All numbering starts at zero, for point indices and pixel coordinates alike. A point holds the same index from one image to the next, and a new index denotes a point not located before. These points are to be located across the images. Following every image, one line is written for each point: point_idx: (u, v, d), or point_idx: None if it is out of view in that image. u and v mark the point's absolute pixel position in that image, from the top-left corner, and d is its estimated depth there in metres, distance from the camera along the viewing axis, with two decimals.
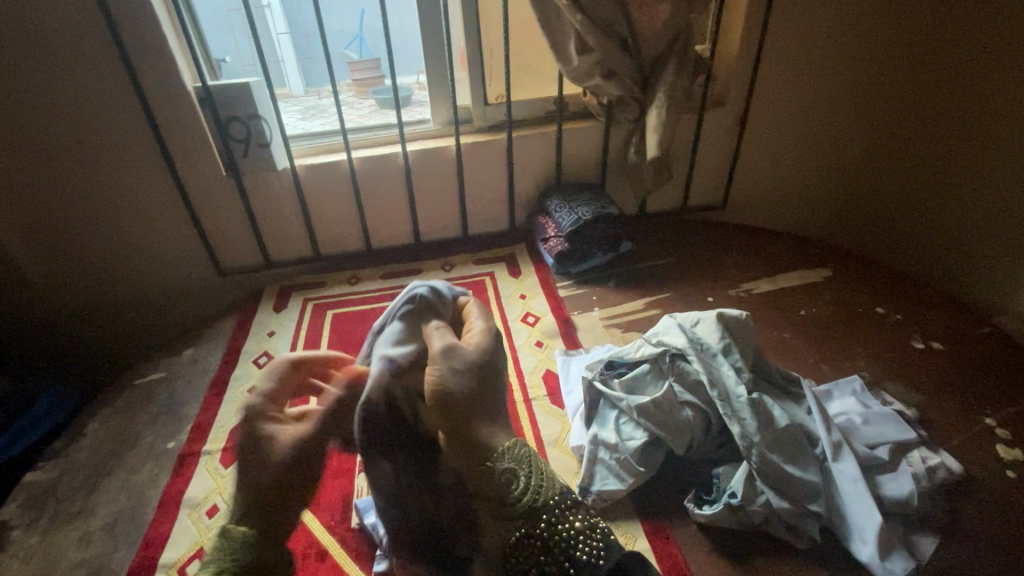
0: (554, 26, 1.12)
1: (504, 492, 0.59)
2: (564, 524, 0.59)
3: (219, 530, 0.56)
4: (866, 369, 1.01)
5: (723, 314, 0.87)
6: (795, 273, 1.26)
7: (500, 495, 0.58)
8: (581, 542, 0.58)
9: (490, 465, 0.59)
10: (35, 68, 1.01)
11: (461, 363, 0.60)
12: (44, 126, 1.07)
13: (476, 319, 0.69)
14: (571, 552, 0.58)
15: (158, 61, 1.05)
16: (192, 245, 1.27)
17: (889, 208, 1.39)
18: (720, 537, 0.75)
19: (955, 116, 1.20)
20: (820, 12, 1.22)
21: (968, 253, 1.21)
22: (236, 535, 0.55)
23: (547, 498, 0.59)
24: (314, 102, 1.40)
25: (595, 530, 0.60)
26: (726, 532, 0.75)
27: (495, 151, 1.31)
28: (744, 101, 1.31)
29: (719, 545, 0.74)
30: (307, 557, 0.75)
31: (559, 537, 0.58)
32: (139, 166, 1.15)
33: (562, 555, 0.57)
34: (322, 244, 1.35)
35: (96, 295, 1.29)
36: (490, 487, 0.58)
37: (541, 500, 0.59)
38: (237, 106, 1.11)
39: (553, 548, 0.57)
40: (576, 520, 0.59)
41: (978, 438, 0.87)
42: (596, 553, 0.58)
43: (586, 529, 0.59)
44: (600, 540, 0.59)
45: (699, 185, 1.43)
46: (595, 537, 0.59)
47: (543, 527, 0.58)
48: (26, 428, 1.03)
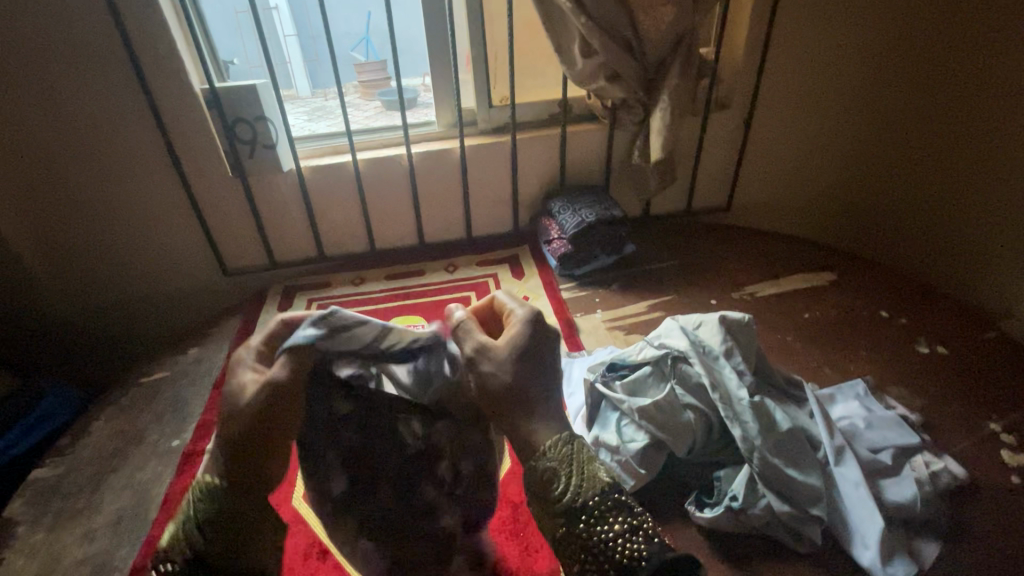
0: (558, 28, 1.13)
1: (547, 491, 0.54)
2: (602, 526, 0.53)
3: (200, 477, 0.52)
4: (871, 373, 1.00)
5: (726, 317, 0.86)
6: (799, 276, 1.25)
7: (544, 491, 0.54)
8: (621, 544, 0.52)
9: (533, 464, 0.55)
10: (45, 70, 1.03)
11: (492, 367, 0.56)
12: (53, 127, 1.08)
13: (514, 306, 0.61)
14: (609, 556, 0.53)
15: (166, 62, 1.06)
16: (198, 246, 1.28)
17: (892, 209, 1.38)
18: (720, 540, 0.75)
19: (961, 117, 1.19)
20: (824, 13, 1.22)
21: (973, 254, 1.21)
22: (203, 490, 0.51)
23: (586, 498, 0.53)
24: (321, 103, 1.42)
25: (637, 537, 0.53)
26: (727, 535, 0.75)
27: (499, 153, 1.31)
28: (748, 104, 1.31)
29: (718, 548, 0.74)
30: (308, 556, 0.76)
31: (597, 539, 0.53)
32: (146, 167, 1.16)
33: (602, 556, 0.53)
34: (327, 244, 1.36)
35: (103, 294, 1.30)
36: (531, 481, 0.55)
37: (582, 503, 0.53)
38: (243, 108, 1.12)
39: (593, 550, 0.53)
40: (616, 523, 0.53)
41: (983, 443, 0.87)
42: (636, 555, 0.52)
43: (626, 531, 0.53)
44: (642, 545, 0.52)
45: (704, 188, 1.43)
46: (638, 538, 0.53)
47: (584, 527, 0.53)
48: (33, 425, 1.04)
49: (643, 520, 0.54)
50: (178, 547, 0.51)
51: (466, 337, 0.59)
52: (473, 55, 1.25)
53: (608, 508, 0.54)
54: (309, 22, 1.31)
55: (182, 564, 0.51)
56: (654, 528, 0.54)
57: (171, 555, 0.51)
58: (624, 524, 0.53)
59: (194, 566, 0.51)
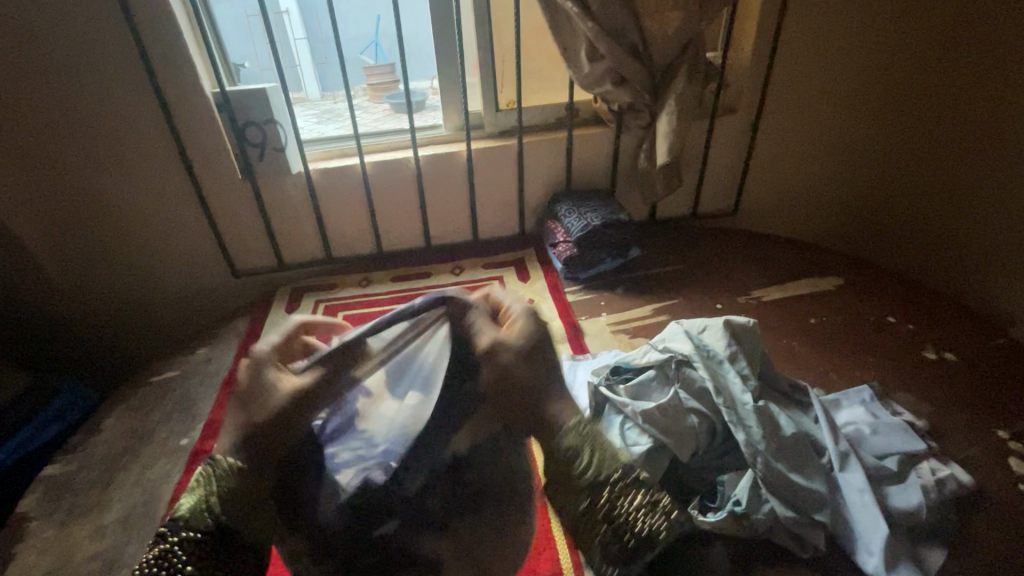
0: (564, 33, 1.14)
1: (569, 468, 0.53)
2: (625, 500, 0.52)
3: (206, 462, 0.50)
4: (877, 379, 1.00)
5: (731, 322, 0.87)
6: (805, 281, 1.25)
7: (567, 470, 0.53)
8: (642, 517, 0.52)
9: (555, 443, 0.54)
10: (61, 75, 1.05)
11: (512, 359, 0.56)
12: (67, 130, 1.10)
13: (513, 303, 0.62)
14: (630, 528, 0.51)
15: (179, 68, 1.08)
16: (208, 247, 1.30)
17: (901, 214, 1.37)
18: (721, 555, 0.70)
19: (972, 117, 1.18)
20: (837, 13, 1.21)
21: (982, 260, 1.20)
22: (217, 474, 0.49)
23: (610, 474, 0.52)
24: (331, 106, 1.44)
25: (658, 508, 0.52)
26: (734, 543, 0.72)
27: (506, 157, 1.32)
28: (755, 108, 1.31)
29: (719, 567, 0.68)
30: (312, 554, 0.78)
31: (621, 512, 0.52)
32: (158, 169, 1.18)
33: (624, 531, 0.51)
34: (334, 246, 1.37)
35: (115, 294, 1.32)
36: (552, 460, 0.54)
37: (602, 481, 0.52)
38: (253, 111, 1.13)
39: (615, 522, 0.51)
40: (636, 497, 0.52)
41: (991, 451, 0.86)
42: (656, 527, 0.52)
43: (647, 504, 0.52)
44: (660, 516, 0.52)
45: (710, 192, 1.43)
46: (657, 513, 0.52)
47: (605, 502, 0.52)
48: (46, 423, 1.06)
49: (659, 496, 0.53)
50: (195, 519, 0.48)
51: (482, 334, 0.59)
52: (480, 59, 1.26)
53: (629, 483, 0.52)
54: (319, 26, 1.32)
55: (197, 538, 0.48)
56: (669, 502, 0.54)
57: (186, 525, 0.48)
58: (647, 496, 0.53)
59: (211, 540, 0.48)
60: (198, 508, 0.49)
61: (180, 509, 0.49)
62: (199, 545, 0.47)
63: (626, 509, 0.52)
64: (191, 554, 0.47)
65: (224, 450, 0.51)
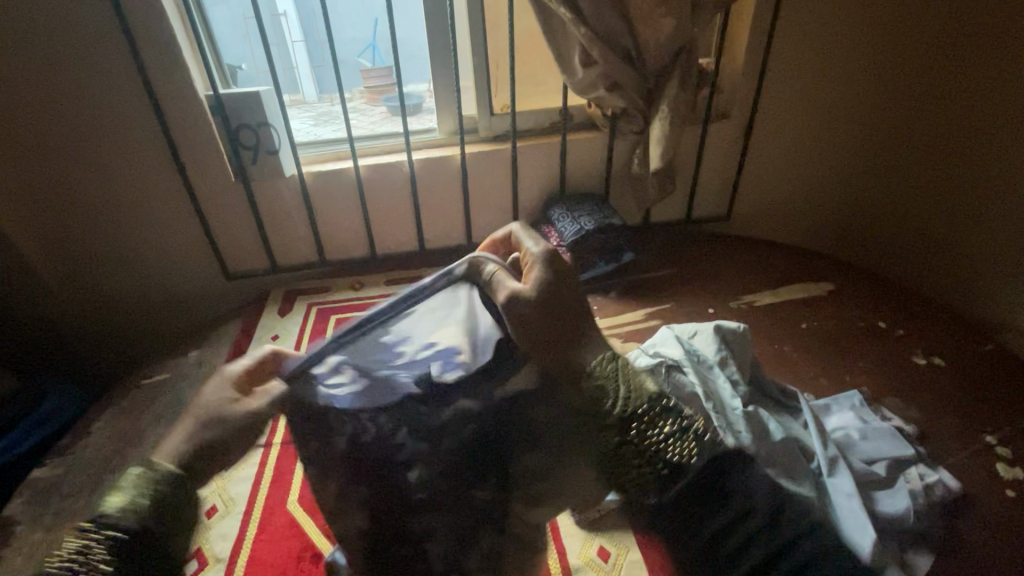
0: (558, 39, 1.15)
1: (597, 404, 0.57)
2: (654, 429, 0.56)
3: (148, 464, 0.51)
4: (867, 384, 1.00)
5: (720, 327, 0.89)
6: (797, 286, 1.25)
7: (596, 411, 0.56)
8: (672, 444, 0.56)
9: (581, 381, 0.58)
10: (53, 77, 1.05)
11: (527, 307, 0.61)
12: (59, 132, 1.10)
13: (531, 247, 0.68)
14: (662, 456, 0.56)
15: (172, 71, 1.08)
16: (201, 249, 1.29)
17: (890, 218, 1.39)
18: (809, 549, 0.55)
19: (965, 124, 1.19)
20: (830, 20, 1.22)
21: (971, 266, 1.21)
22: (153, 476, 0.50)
23: (637, 406, 0.57)
24: (327, 109, 1.43)
25: (685, 435, 0.57)
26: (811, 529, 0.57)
27: (500, 161, 1.32)
28: (748, 114, 1.32)
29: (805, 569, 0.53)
30: (302, 558, 0.79)
31: (650, 441, 0.56)
32: (151, 170, 1.17)
33: (658, 460, 0.55)
34: (328, 249, 1.37)
35: (108, 296, 1.32)
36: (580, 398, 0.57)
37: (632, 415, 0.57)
38: (247, 114, 1.14)
39: (646, 452, 0.55)
40: (665, 426, 0.57)
41: (978, 456, 0.87)
42: (688, 453, 0.56)
43: (677, 432, 0.57)
44: (693, 441, 0.57)
45: (703, 197, 1.43)
46: (689, 439, 0.57)
47: (636, 432, 0.56)
48: (35, 425, 1.05)
49: (685, 421, 0.58)
50: (119, 518, 0.48)
51: (501, 287, 0.63)
52: (475, 63, 1.26)
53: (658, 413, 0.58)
54: (316, 29, 1.33)
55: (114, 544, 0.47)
56: (700, 428, 0.59)
57: (106, 522, 0.48)
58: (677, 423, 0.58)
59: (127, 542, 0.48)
60: (123, 509, 0.49)
61: (107, 507, 0.49)
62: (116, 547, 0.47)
63: (655, 437, 0.56)
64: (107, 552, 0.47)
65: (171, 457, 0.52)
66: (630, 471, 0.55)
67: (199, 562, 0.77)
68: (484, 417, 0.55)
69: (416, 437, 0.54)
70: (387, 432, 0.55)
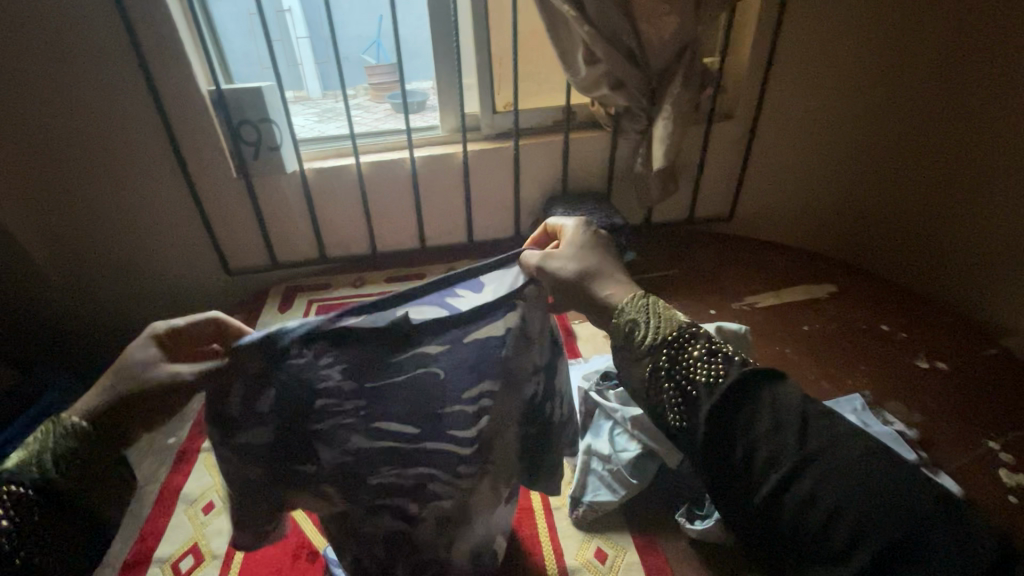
0: (562, 37, 1.14)
1: (630, 338, 0.61)
2: (684, 351, 0.57)
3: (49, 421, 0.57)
4: (868, 388, 0.99)
5: (722, 328, 0.89)
6: (801, 287, 1.24)
7: (627, 346, 0.61)
8: (700, 365, 0.55)
9: (616, 318, 0.63)
10: (54, 71, 1.05)
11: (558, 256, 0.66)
12: (60, 126, 1.10)
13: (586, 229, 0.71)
14: (691, 376, 0.54)
15: (174, 66, 1.08)
16: (201, 245, 1.29)
17: (892, 219, 1.37)
18: (863, 511, 0.43)
19: (964, 128, 1.19)
20: (832, 24, 1.21)
21: (976, 268, 1.20)
22: (59, 428, 0.56)
23: (667, 332, 0.59)
24: (330, 105, 1.44)
25: (718, 355, 0.55)
26: (854, 478, 0.45)
27: (502, 159, 1.32)
28: (752, 114, 1.31)
29: (853, 535, 0.43)
30: (297, 557, 0.84)
31: (679, 363, 0.56)
32: (152, 166, 1.17)
33: (686, 381, 0.55)
34: (328, 246, 1.36)
35: (109, 291, 1.32)
36: (619, 341, 0.62)
37: (665, 341, 0.58)
38: (249, 110, 1.13)
39: (676, 373, 0.56)
40: (696, 347, 0.56)
41: (981, 461, 0.87)
42: (715, 372, 0.53)
43: (706, 352, 0.55)
44: (722, 360, 0.55)
45: (707, 197, 1.42)
46: (716, 359, 0.55)
47: (667, 356, 0.57)
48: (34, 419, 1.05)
49: (718, 344, 0.56)
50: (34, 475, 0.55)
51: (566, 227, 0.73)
52: (479, 60, 1.26)
53: (691, 335, 0.58)
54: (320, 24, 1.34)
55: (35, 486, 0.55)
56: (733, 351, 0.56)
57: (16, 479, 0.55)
58: (706, 340, 0.57)
59: (39, 498, 0.56)
60: (51, 451, 0.56)
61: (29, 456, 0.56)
62: (29, 504, 0.55)
63: (686, 359, 0.56)
64: (14, 510, 0.54)
65: (80, 413, 0.57)
66: (663, 399, 0.56)
67: (195, 559, 0.85)
68: (441, 359, 0.58)
69: (357, 376, 0.55)
70: (318, 365, 0.53)
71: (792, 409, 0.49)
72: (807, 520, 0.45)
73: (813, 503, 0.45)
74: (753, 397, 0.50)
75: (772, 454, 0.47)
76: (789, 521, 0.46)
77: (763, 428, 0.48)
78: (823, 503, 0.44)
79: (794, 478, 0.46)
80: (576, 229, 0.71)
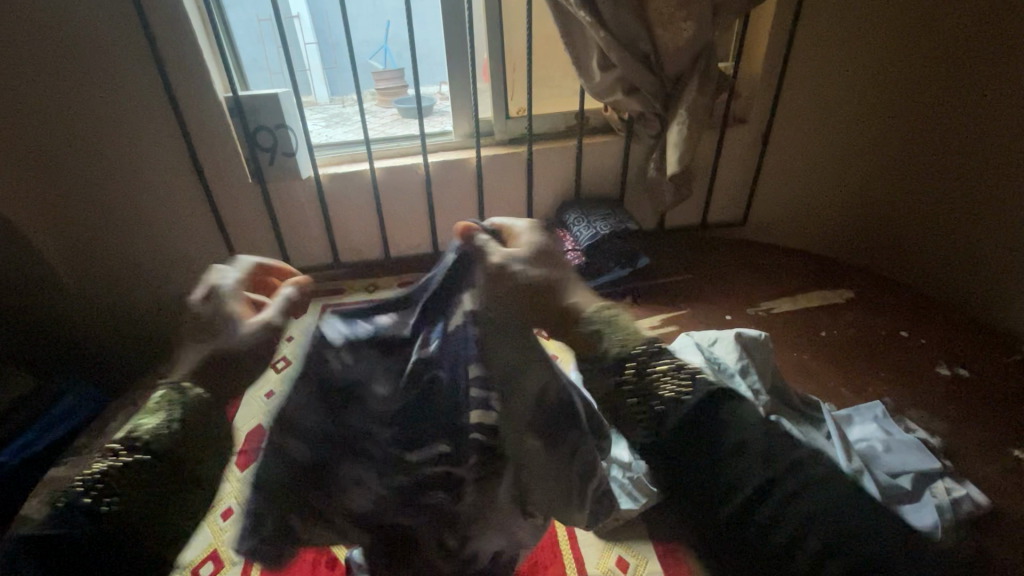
0: (576, 43, 1.14)
1: (588, 346, 0.51)
2: (648, 365, 0.48)
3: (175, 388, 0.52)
4: (889, 396, 0.98)
5: (741, 335, 0.89)
6: (816, 293, 1.23)
7: (584, 352, 0.51)
8: (667, 379, 0.48)
9: (573, 321, 0.52)
10: (73, 78, 1.06)
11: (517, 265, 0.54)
12: (79, 132, 1.11)
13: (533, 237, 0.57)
14: (656, 391, 0.47)
15: (191, 72, 1.09)
16: (216, 250, 1.30)
17: (908, 221, 1.36)
18: (833, 530, 0.41)
19: (979, 127, 1.19)
20: (846, 24, 1.20)
21: (995, 270, 1.19)
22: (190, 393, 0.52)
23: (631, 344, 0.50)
24: (339, 110, 1.45)
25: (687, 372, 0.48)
26: (824, 503, 0.42)
27: (515, 164, 1.32)
28: (765, 119, 1.31)
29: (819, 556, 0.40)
30: (317, 565, 0.85)
31: (642, 378, 0.48)
32: (169, 172, 1.18)
33: (650, 396, 0.47)
34: (341, 251, 1.37)
35: (125, 295, 1.32)
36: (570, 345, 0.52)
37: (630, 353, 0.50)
38: (265, 117, 1.14)
39: (640, 389, 0.48)
40: (662, 362, 0.48)
41: (1007, 470, 0.86)
42: (682, 387, 0.47)
43: (674, 368, 0.48)
44: (689, 379, 0.47)
45: (719, 203, 1.42)
46: (684, 375, 0.48)
47: (633, 371, 0.48)
48: (51, 424, 1.01)
49: (685, 362, 0.50)
50: (152, 437, 0.49)
51: (520, 233, 0.58)
52: (492, 65, 1.26)
53: (658, 350, 0.50)
54: (329, 31, 1.37)
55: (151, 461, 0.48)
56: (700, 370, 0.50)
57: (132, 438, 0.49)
58: (671, 359, 0.49)
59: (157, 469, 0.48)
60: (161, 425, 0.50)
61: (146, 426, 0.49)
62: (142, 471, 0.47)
63: (652, 373, 0.48)
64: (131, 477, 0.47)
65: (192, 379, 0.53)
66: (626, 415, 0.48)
67: (216, 565, 0.86)
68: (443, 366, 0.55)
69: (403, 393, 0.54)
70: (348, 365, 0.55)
71: (756, 424, 0.46)
72: (769, 541, 0.41)
73: (777, 525, 0.41)
74: (720, 413, 0.46)
75: (739, 468, 0.44)
76: (746, 537, 0.42)
77: (727, 445, 0.44)
78: (787, 522, 0.41)
79: (760, 499, 0.42)
80: (534, 227, 0.59)
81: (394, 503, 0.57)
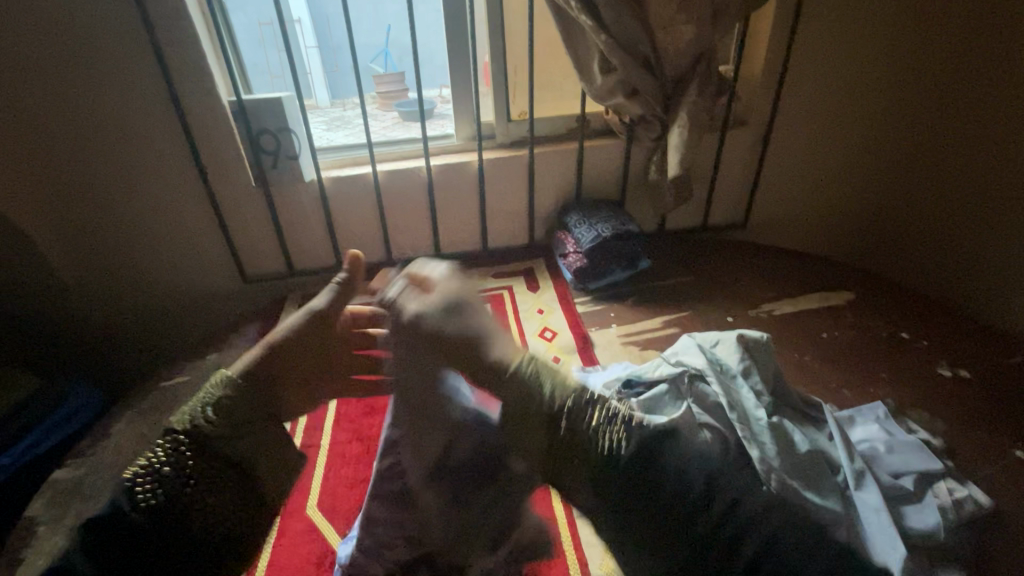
0: (577, 47, 1.15)
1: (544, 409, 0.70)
2: (587, 420, 0.69)
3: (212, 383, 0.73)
4: (891, 397, 0.99)
5: (743, 336, 0.89)
6: (817, 295, 1.24)
7: (541, 412, 0.70)
8: (605, 431, 0.68)
9: (520, 380, 0.72)
10: (77, 82, 1.07)
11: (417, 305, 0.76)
12: (82, 135, 1.12)
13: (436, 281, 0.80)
14: (596, 438, 0.68)
15: (194, 76, 1.10)
16: (219, 253, 1.30)
17: (912, 221, 1.38)
18: (766, 528, 0.62)
19: (980, 127, 1.20)
20: (851, 25, 1.21)
21: (994, 271, 1.20)
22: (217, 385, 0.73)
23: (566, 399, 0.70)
24: (340, 113, 1.46)
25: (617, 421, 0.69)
26: (756, 513, 0.63)
27: (517, 166, 1.32)
28: (765, 122, 1.31)
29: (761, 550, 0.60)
30: (320, 563, 0.82)
31: (586, 431, 0.68)
32: (173, 175, 1.19)
33: (598, 445, 0.68)
34: (344, 254, 1.37)
35: (129, 297, 1.32)
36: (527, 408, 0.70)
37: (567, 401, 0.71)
38: (268, 120, 1.15)
39: (584, 437, 0.68)
40: (596, 414, 0.70)
41: (1008, 470, 0.86)
42: (617, 439, 0.67)
43: (606, 421, 0.69)
44: (624, 429, 0.68)
45: (719, 205, 1.43)
46: (617, 427, 0.69)
47: (571, 422, 0.69)
48: (54, 426, 1.02)
49: (613, 408, 0.71)
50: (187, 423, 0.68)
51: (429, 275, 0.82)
52: (493, 69, 1.27)
53: (591, 404, 0.71)
54: (330, 34, 1.37)
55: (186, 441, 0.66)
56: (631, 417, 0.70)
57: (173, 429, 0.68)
58: (604, 411, 0.70)
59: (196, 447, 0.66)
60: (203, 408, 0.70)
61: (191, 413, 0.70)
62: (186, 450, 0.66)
63: (590, 425, 0.69)
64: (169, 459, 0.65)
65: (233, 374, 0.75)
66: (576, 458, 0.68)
67: None
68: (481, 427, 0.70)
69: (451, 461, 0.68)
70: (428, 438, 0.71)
71: (701, 462, 0.66)
72: (725, 541, 0.62)
73: (731, 531, 0.62)
74: (660, 455, 0.66)
75: (699, 493, 0.64)
76: (707, 542, 0.62)
77: (681, 472, 0.65)
78: (737, 525, 0.62)
79: (710, 518, 0.62)
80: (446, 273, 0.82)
81: (443, 507, 0.67)
